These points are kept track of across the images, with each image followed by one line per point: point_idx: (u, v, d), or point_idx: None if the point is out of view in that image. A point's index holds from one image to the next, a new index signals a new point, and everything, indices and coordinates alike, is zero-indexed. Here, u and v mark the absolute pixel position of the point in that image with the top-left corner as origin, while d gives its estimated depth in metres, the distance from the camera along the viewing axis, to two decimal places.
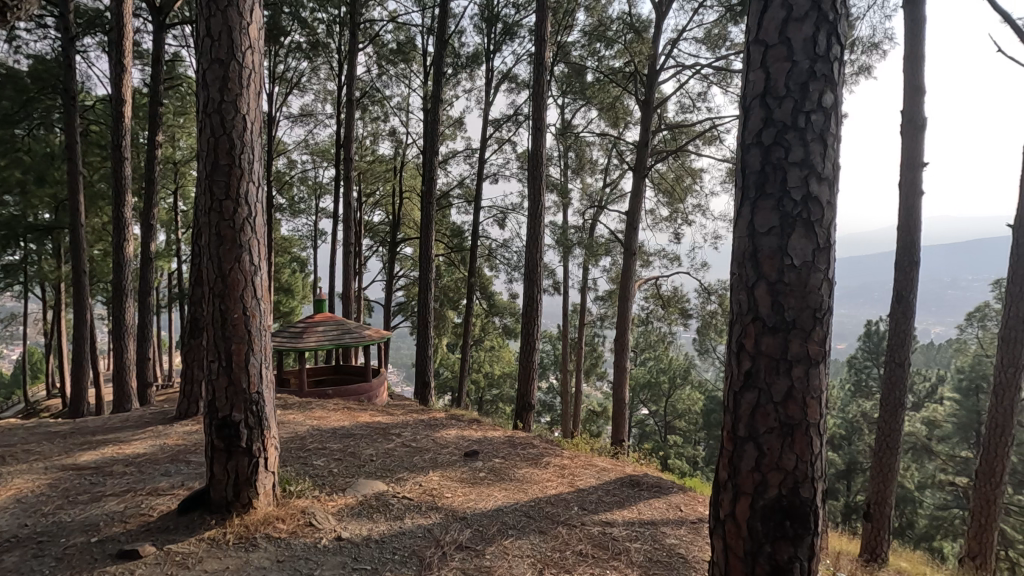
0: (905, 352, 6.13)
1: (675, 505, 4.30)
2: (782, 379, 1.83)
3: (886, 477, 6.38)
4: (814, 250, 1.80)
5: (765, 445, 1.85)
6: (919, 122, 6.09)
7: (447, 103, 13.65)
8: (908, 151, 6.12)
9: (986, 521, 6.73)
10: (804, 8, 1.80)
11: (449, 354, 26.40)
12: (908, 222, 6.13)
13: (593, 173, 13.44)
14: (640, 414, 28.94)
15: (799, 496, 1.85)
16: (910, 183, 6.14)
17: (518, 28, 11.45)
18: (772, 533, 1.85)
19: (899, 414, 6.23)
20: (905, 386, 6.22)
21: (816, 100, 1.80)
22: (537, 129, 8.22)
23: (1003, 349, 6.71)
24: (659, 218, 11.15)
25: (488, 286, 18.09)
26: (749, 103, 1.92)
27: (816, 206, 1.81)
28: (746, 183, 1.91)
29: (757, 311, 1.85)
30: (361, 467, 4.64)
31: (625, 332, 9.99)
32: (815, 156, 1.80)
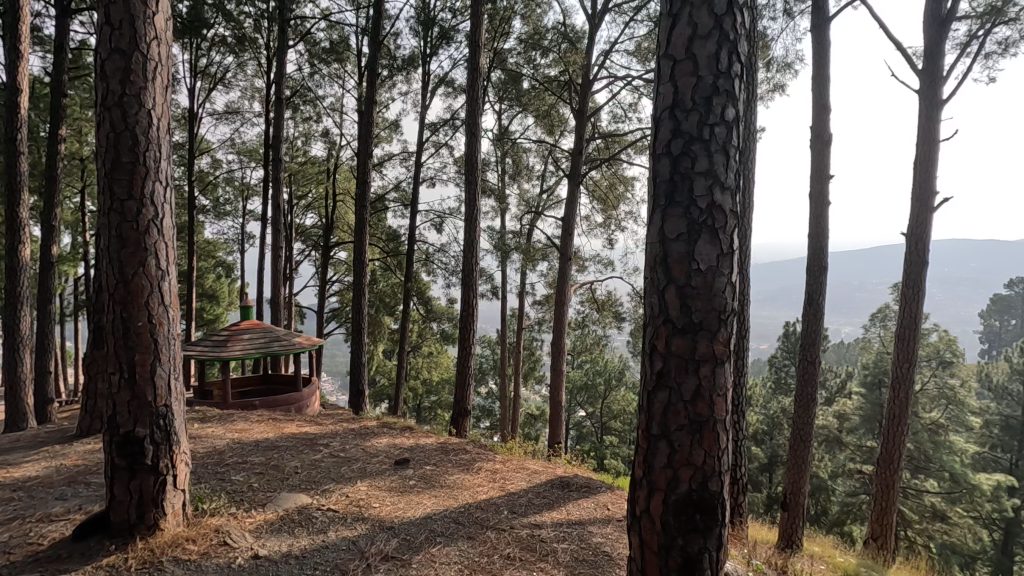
0: (815, 351, 6.58)
1: (603, 504, 4.41)
2: (691, 378, 1.91)
3: (800, 469, 6.81)
4: (718, 255, 1.91)
5: (676, 443, 1.93)
6: (826, 137, 6.58)
7: (382, 106, 13.42)
8: (817, 164, 6.60)
9: (886, 504, 7.34)
10: (707, 27, 1.91)
11: (386, 362, 25.82)
12: (817, 230, 6.61)
13: (530, 179, 13.60)
14: (577, 416, 29.46)
15: (708, 489, 1.94)
16: (819, 194, 6.63)
17: (454, 33, 11.44)
18: (683, 527, 1.93)
19: (811, 408, 6.68)
20: (816, 381, 6.68)
21: (719, 114, 1.90)
22: (472, 134, 8.22)
23: (899, 346, 7.35)
24: (594, 224, 11.44)
25: (425, 292, 17.90)
26: (659, 115, 2.01)
27: (720, 214, 1.91)
28: (657, 192, 2.00)
29: (667, 314, 1.94)
30: (284, 480, 4.44)
31: (561, 336, 10.13)
32: (719, 167, 1.91)
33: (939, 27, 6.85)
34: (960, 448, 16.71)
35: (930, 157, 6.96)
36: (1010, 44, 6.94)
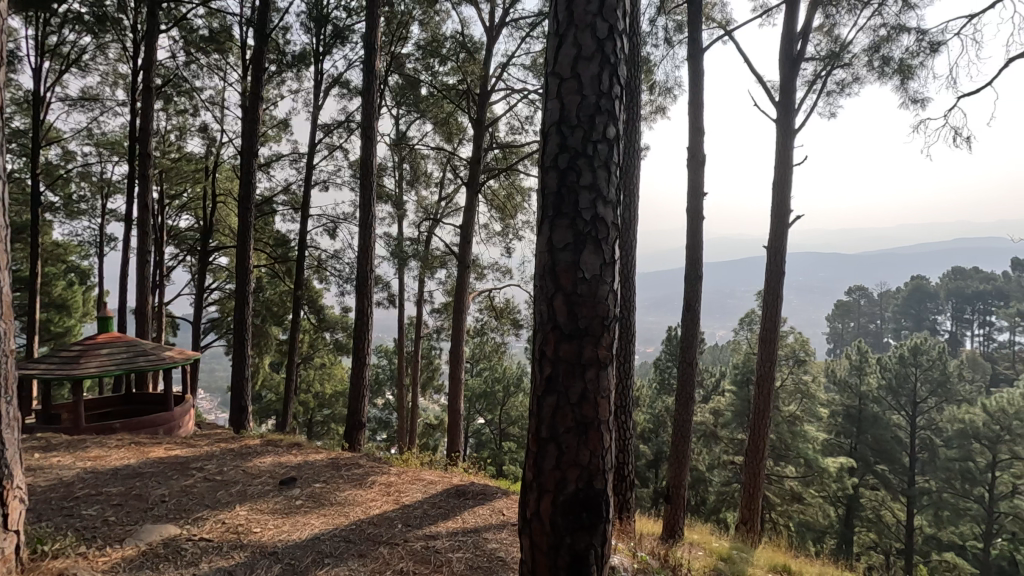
0: (693, 353, 7.14)
1: (498, 509, 4.45)
2: (577, 382, 2.00)
3: (681, 463, 7.34)
4: (602, 265, 2.01)
5: (564, 445, 2.01)
6: (700, 157, 7.21)
7: (270, 103, 12.65)
8: (693, 182, 7.21)
9: (753, 491, 8.14)
10: (591, 49, 2.02)
11: (273, 375, 24.17)
12: (694, 242, 7.21)
13: (428, 186, 13.48)
14: (476, 423, 29.52)
15: (592, 487, 2.03)
16: (695, 209, 7.24)
17: (349, 33, 11.08)
18: (570, 526, 2.01)
19: (690, 406, 7.25)
20: (695, 381, 7.25)
21: (601, 132, 2.02)
22: (367, 138, 7.98)
23: (763, 347, 8.20)
24: (493, 233, 11.60)
25: (317, 300, 17.06)
26: (547, 129, 2.10)
27: (603, 225, 2.02)
28: (545, 204, 2.07)
29: (556, 321, 2.02)
30: (148, 511, 3.99)
31: (460, 344, 10.09)
32: (601, 181, 2.02)
33: (791, 65, 7.80)
34: (812, 436, 18.93)
35: (785, 179, 7.88)
36: (846, 85, 8.07)
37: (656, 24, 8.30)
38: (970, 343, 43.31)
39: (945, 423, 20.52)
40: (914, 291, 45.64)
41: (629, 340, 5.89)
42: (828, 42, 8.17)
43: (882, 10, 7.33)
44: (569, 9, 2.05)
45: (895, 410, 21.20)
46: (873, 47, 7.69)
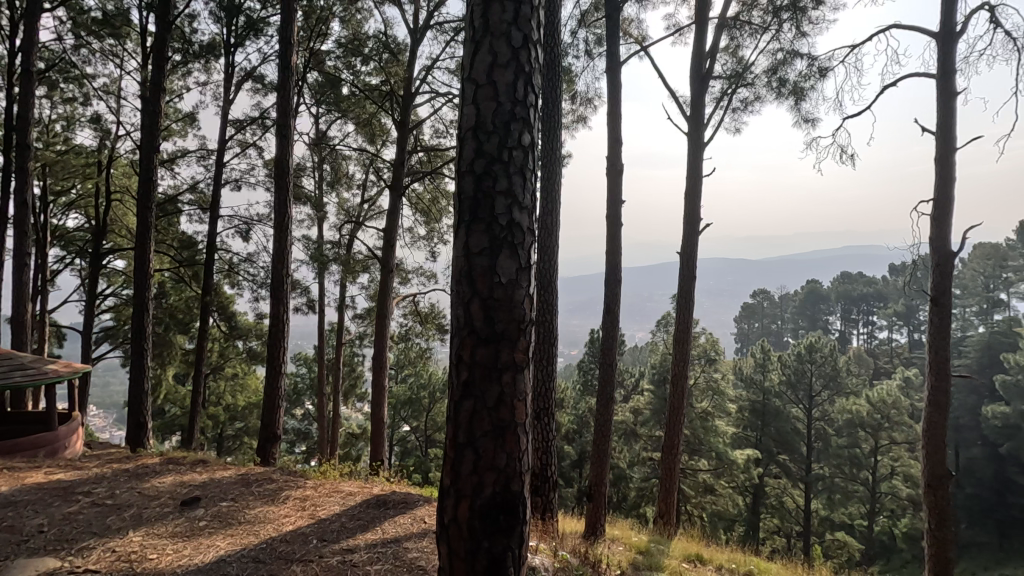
0: (613, 354, 7.38)
1: (420, 517, 4.39)
2: (494, 385, 2.01)
3: (602, 461, 7.55)
4: (518, 270, 2.04)
5: (481, 449, 2.01)
6: (618, 166, 7.50)
7: (174, 94, 11.76)
8: (612, 190, 7.48)
9: (669, 485, 8.53)
10: (506, 57, 2.05)
11: (178, 387, 22.39)
12: (613, 247, 7.48)
13: (349, 188, 13.07)
14: (401, 431, 28.87)
15: (510, 490, 2.05)
16: (613, 216, 7.51)
17: (264, 26, 10.54)
18: (488, 529, 2.01)
19: (611, 406, 7.49)
20: (615, 382, 7.51)
21: (516, 139, 2.06)
22: (283, 136, 7.62)
23: (678, 347, 8.63)
24: (417, 236, 11.43)
25: (229, 306, 16.03)
26: (463, 134, 2.10)
27: (519, 231, 2.05)
28: (462, 208, 2.08)
29: (473, 325, 2.02)
30: (22, 544, 3.57)
31: (383, 349, 9.82)
32: (517, 187, 2.06)
33: (701, 81, 8.31)
34: (721, 430, 20.09)
35: (696, 189, 8.37)
36: (748, 103, 8.71)
37: (577, 36, 8.58)
38: (856, 340, 47.92)
39: (836, 414, 22.58)
40: (810, 294, 49.90)
41: (551, 343, 6.03)
42: (733, 62, 8.78)
43: (780, 35, 7.99)
44: (485, 17, 2.08)
45: (794, 403, 23.00)
46: (772, 68, 8.36)
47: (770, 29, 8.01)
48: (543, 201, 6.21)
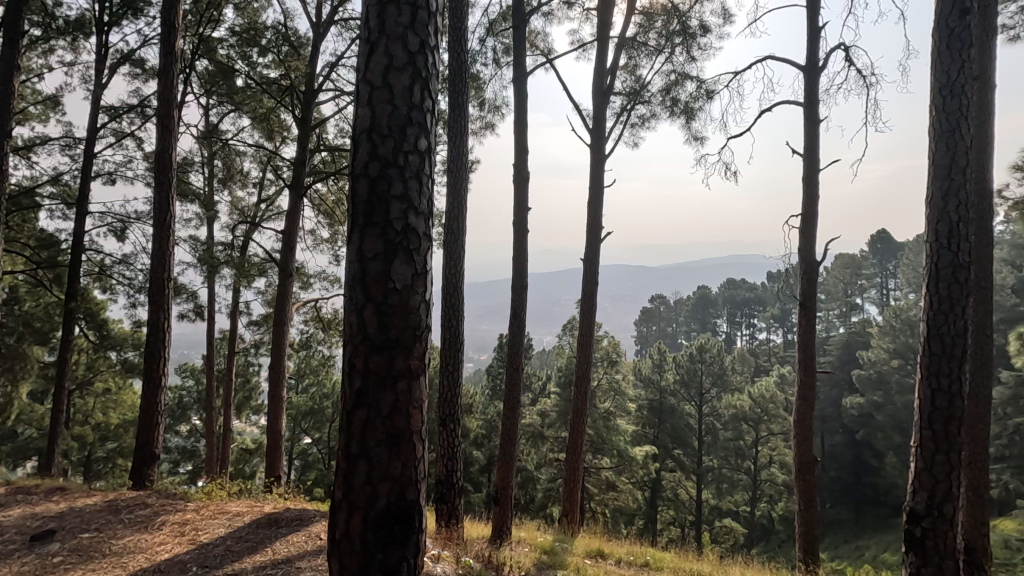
0: (520, 358, 7.49)
1: (315, 534, 4.19)
2: (388, 394, 1.97)
3: (509, 465, 7.61)
4: (413, 275, 2.02)
5: (375, 458, 1.96)
6: (524, 174, 7.64)
7: (32, 73, 10.35)
8: (518, 196, 7.61)
9: (573, 484, 8.80)
10: (402, 61, 2.03)
11: (35, 406, 19.66)
12: (519, 253, 7.60)
13: (244, 186, 12.23)
14: (302, 443, 27.38)
15: (405, 499, 2.01)
16: (519, 222, 7.64)
17: (144, 5, 9.59)
18: (382, 541, 1.95)
19: (517, 408, 7.60)
20: (521, 385, 7.61)
21: (412, 144, 2.04)
22: (165, 127, 6.97)
23: (581, 350, 8.93)
24: (320, 239, 10.95)
25: (100, 313, 14.36)
26: (358, 136, 2.05)
27: (415, 236, 2.03)
28: (355, 212, 2.02)
29: (366, 332, 1.97)
30: None
31: (282, 357, 9.26)
32: (413, 192, 2.04)
33: (602, 96, 8.71)
34: (622, 429, 21.01)
35: (597, 198, 8.75)
36: (645, 119, 9.27)
37: (486, 44, 8.67)
38: (739, 341, 52.41)
39: (724, 409, 24.55)
40: (700, 298, 53.80)
41: (457, 350, 6.01)
42: (631, 80, 9.29)
43: (673, 58, 8.58)
44: (380, 18, 2.04)
45: (687, 400, 24.62)
46: (666, 88, 8.95)
47: (664, 52, 8.58)
48: (450, 207, 6.18)
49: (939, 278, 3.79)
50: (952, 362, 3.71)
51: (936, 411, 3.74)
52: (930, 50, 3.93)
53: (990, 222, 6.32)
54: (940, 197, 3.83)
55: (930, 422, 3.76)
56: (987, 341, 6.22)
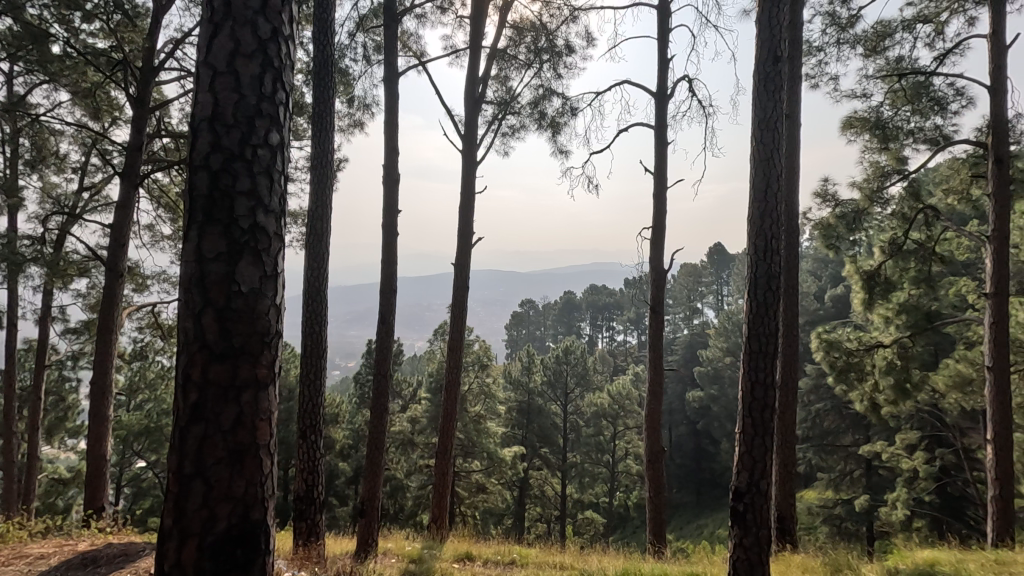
0: (388, 364, 7.29)
1: (142, 569, 3.69)
2: (230, 406, 1.81)
3: (375, 475, 7.32)
4: (262, 278, 1.87)
5: (213, 478, 1.78)
6: (394, 176, 7.46)
7: None
8: (388, 199, 7.42)
9: (443, 490, 8.73)
10: (251, 47, 1.89)
11: None
12: (388, 257, 7.41)
13: (60, 171, 10.45)
14: (133, 468, 23.98)
15: (250, 519, 1.83)
16: (389, 226, 7.44)
17: None
18: (220, 571, 1.75)
19: (385, 415, 7.36)
20: (389, 392, 7.40)
21: (261, 137, 1.90)
22: None
23: (452, 354, 8.93)
24: (159, 235, 9.74)
25: None
26: (196, 126, 1.86)
27: (264, 235, 1.89)
28: (192, 207, 1.83)
29: (204, 339, 1.79)
30: None
31: (109, 370, 8.04)
32: (262, 188, 1.89)
33: (474, 103, 8.82)
34: (492, 431, 21.28)
35: (468, 204, 8.84)
36: (515, 130, 9.57)
37: (355, 39, 8.37)
38: (600, 342, 56.18)
39: (586, 407, 26.15)
40: (566, 304, 56.72)
41: (320, 357, 5.68)
42: (502, 90, 9.54)
43: (541, 73, 8.97)
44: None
45: (553, 401, 25.66)
46: (534, 101, 9.32)
47: (533, 67, 8.94)
48: (313, 206, 5.84)
49: (758, 286, 4.40)
50: (767, 358, 4.33)
51: (755, 400, 4.32)
52: (752, 89, 4.55)
53: (797, 238, 7.48)
54: (758, 217, 4.46)
55: (750, 410, 4.34)
56: (793, 340, 7.32)
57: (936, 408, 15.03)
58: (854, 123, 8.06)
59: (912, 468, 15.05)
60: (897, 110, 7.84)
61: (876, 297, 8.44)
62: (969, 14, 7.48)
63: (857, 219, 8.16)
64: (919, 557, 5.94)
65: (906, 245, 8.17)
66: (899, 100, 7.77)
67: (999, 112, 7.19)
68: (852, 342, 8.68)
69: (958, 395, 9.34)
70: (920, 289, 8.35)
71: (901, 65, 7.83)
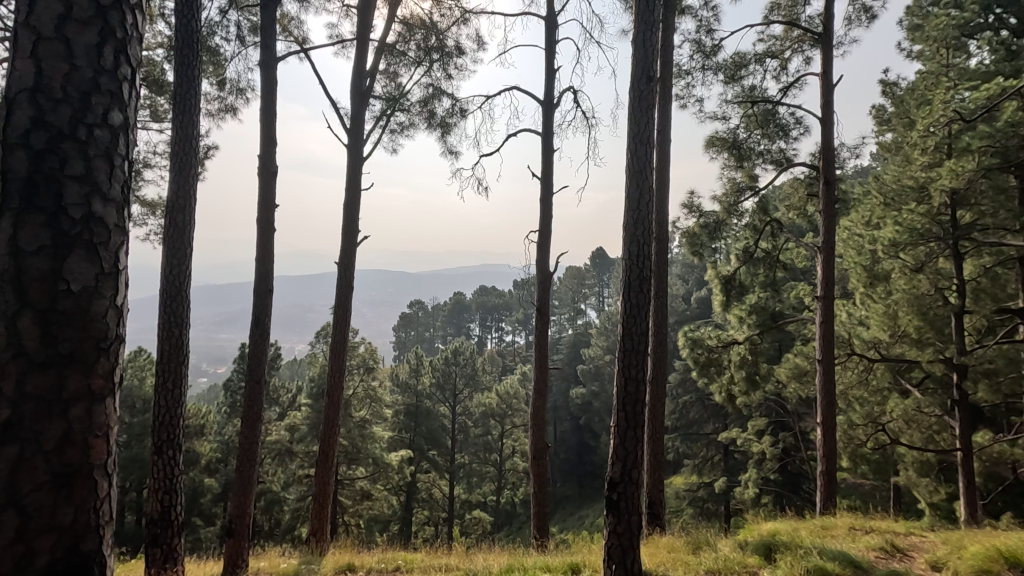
0: (261, 369, 6.77)
1: None
2: (55, 422, 1.52)
3: (246, 490, 6.76)
4: (97, 275, 1.63)
5: (30, 508, 1.46)
6: (271, 168, 6.96)
7: None
8: (264, 193, 6.90)
9: (323, 501, 8.30)
10: (87, 13, 1.66)
11: None
12: (263, 255, 6.89)
13: None
14: None
15: (80, 552, 1.54)
16: (264, 221, 6.91)
17: None
18: None
19: (258, 425, 6.82)
20: (262, 399, 6.88)
21: (100, 116, 1.67)
22: None
23: (334, 358, 8.50)
24: None
25: None
26: (13, 97, 1.58)
27: (101, 227, 1.65)
28: (5, 189, 1.54)
29: (20, 344, 1.49)
30: None
31: None
32: (99, 174, 1.66)
33: (361, 98, 8.49)
34: (377, 436, 20.62)
35: (354, 201, 8.50)
36: (404, 127, 9.38)
37: (228, 16, 7.69)
38: (489, 343, 56.95)
39: (474, 408, 26.33)
40: (455, 305, 56.62)
41: (180, 363, 5.14)
42: (390, 86, 9.30)
43: (431, 72, 8.88)
44: None
45: (442, 402, 25.47)
46: (423, 100, 9.19)
47: (423, 65, 8.83)
48: (173, 197, 5.26)
49: (631, 289, 4.71)
50: (639, 355, 4.65)
51: (628, 395, 4.62)
52: (628, 105, 4.87)
53: (666, 245, 8.11)
54: (632, 224, 4.77)
55: (624, 405, 4.63)
56: (662, 338, 7.93)
57: (779, 397, 17.13)
58: (716, 142, 8.94)
59: (761, 451, 17.00)
60: (750, 133, 8.82)
61: (732, 299, 9.39)
62: (806, 54, 8.64)
63: (717, 229, 9.07)
64: (765, 529, 6.69)
65: (756, 253, 9.22)
66: (752, 124, 8.76)
67: (828, 140, 8.38)
68: (713, 340, 9.62)
69: (797, 385, 10.70)
70: (767, 293, 9.36)
71: (753, 93, 8.83)
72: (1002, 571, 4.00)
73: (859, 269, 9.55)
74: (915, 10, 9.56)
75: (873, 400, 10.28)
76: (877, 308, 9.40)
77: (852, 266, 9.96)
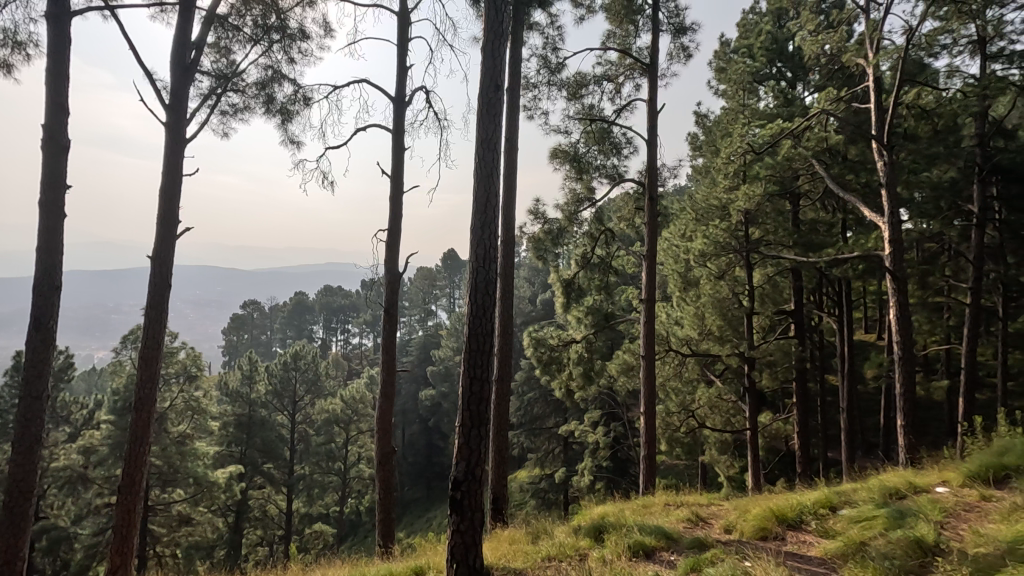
0: (42, 383, 5.61)
1: None
2: None
3: (20, 529, 5.54)
4: None
5: None
6: (62, 143, 5.82)
7: None
8: (50, 172, 5.74)
9: (127, 533, 7.10)
10: None
11: None
12: (48, 246, 5.72)
13: None
14: None
15: None
16: (50, 204, 5.74)
17: None
18: None
19: (36, 450, 5.63)
20: (43, 419, 5.69)
21: None
22: None
23: (143, 367, 7.33)
24: None
25: None
26: None
27: None
28: None
29: None
30: None
31: None
32: None
33: (183, 72, 7.48)
34: (200, 453, 18.27)
35: (173, 187, 7.47)
36: (237, 109, 8.47)
37: None
38: (334, 346, 54.05)
39: (316, 415, 24.78)
40: (297, 305, 52.81)
41: None
42: (222, 62, 8.35)
43: (270, 53, 8.17)
44: None
45: (279, 411, 23.53)
46: (261, 82, 8.41)
47: (261, 44, 8.08)
48: None
49: (477, 291, 4.78)
50: (484, 356, 4.74)
51: (473, 396, 4.69)
52: (476, 110, 4.96)
53: (513, 248, 8.42)
54: (479, 229, 4.86)
55: (469, 405, 4.69)
56: (506, 337, 8.19)
57: (611, 390, 18.75)
58: (559, 154, 9.52)
59: (596, 441, 18.46)
60: (589, 148, 9.54)
61: (572, 300, 10.12)
62: (636, 81, 9.59)
63: (560, 235, 9.69)
64: (594, 513, 7.24)
65: (592, 259, 10.01)
66: (590, 140, 9.50)
67: (652, 160, 9.39)
68: (554, 339, 10.21)
69: (625, 378, 11.85)
70: (601, 295, 10.19)
71: (592, 112, 9.58)
72: (773, 528, 4.82)
73: (676, 275, 11.24)
74: (721, 55, 11.15)
75: (685, 389, 11.74)
76: (689, 310, 10.92)
77: (671, 273, 11.56)
